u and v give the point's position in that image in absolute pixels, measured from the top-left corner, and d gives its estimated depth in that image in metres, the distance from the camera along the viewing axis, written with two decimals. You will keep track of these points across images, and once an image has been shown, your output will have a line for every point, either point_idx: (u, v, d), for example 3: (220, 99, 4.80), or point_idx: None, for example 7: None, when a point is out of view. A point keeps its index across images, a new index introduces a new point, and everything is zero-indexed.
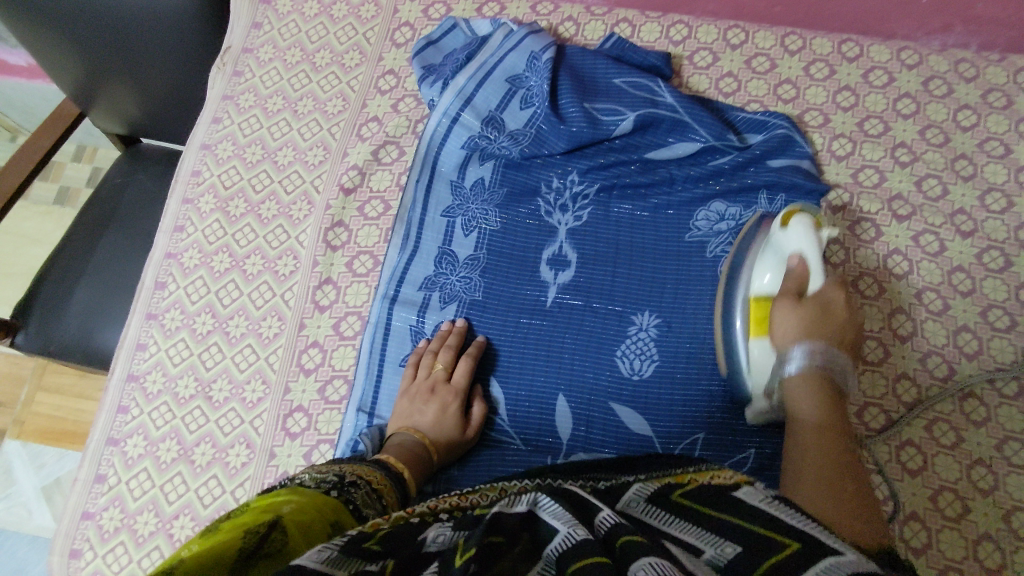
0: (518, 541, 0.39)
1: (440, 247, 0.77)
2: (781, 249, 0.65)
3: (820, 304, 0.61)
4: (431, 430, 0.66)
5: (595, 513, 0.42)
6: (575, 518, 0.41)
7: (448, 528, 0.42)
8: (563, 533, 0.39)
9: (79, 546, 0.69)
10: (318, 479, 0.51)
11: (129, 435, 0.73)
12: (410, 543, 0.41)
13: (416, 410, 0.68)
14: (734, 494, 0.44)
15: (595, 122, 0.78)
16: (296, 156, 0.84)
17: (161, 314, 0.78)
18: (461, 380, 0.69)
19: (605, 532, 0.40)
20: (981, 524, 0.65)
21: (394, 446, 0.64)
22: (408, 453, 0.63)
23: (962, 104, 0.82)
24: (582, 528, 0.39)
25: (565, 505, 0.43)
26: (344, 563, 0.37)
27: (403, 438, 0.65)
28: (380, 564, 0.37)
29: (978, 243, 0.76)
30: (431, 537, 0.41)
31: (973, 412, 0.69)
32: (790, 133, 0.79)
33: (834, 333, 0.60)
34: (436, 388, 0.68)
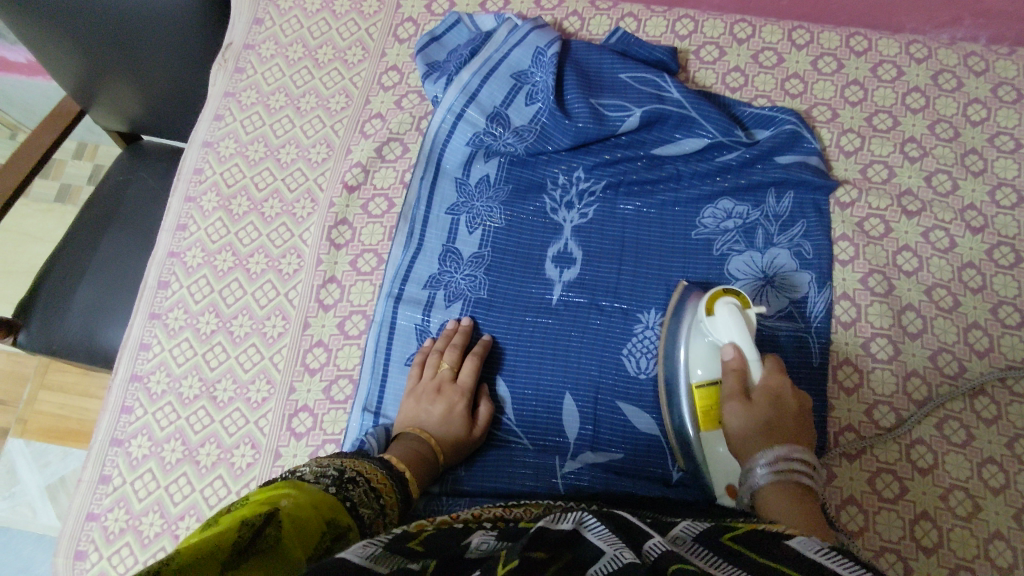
0: (563, 554, 0.40)
1: (445, 245, 0.76)
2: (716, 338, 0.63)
3: (771, 394, 0.59)
4: (436, 431, 0.65)
5: (642, 541, 0.43)
6: (621, 540, 0.42)
7: (493, 537, 0.44)
8: (609, 555, 0.39)
9: (85, 547, 0.69)
10: (319, 475, 0.50)
11: (134, 435, 0.72)
12: (454, 547, 0.42)
13: (422, 409, 0.67)
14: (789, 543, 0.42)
15: (601, 118, 0.77)
16: (299, 153, 0.83)
17: (164, 313, 0.77)
18: (468, 381, 0.69)
19: (654, 556, 0.40)
20: (992, 523, 0.65)
21: (399, 446, 0.63)
22: (413, 454, 0.62)
23: (971, 98, 0.81)
24: (628, 551, 0.40)
25: (611, 527, 0.44)
26: (385, 558, 0.38)
27: (408, 438, 0.64)
28: (422, 563, 0.39)
29: (988, 239, 0.75)
30: (475, 544, 0.43)
31: (984, 410, 0.69)
32: (799, 128, 0.78)
33: (774, 434, 0.56)
34: (442, 388, 0.68)
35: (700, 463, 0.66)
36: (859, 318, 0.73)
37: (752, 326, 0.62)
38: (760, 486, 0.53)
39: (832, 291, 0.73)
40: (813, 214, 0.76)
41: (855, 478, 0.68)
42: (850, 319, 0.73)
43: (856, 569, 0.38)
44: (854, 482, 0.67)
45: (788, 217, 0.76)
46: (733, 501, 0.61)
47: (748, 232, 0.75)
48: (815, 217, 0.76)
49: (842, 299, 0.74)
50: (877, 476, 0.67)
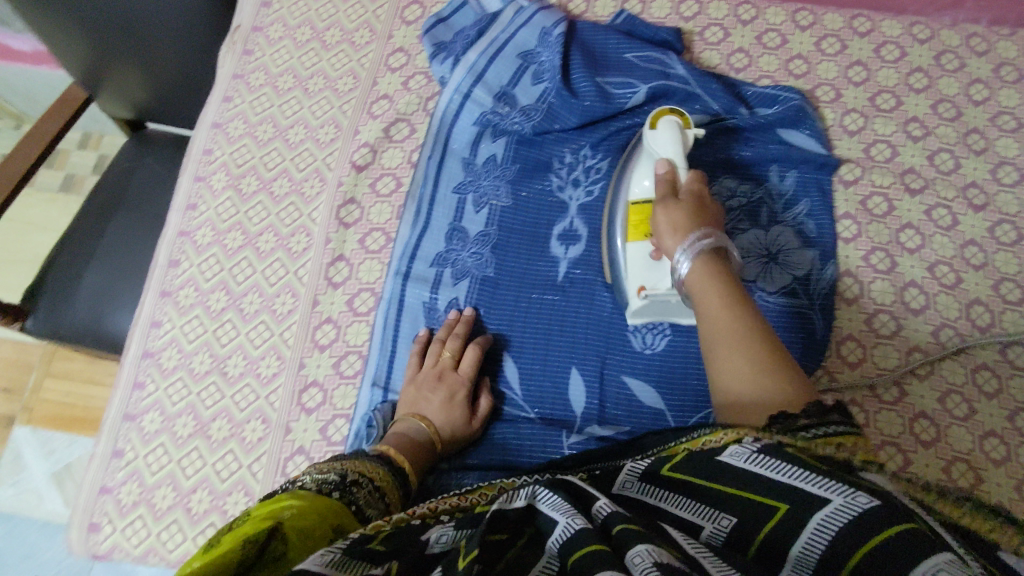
0: (519, 538, 0.41)
1: (452, 223, 0.77)
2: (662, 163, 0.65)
3: (694, 196, 0.61)
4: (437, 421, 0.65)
5: (591, 502, 0.42)
6: (573, 506, 0.41)
7: (452, 527, 0.43)
8: (561, 525, 0.39)
9: (98, 520, 0.69)
10: (320, 479, 0.50)
11: (145, 411, 0.73)
12: (411, 544, 0.41)
13: (421, 398, 0.67)
14: (721, 459, 0.42)
15: (607, 96, 0.78)
16: (307, 134, 0.84)
17: (175, 291, 0.78)
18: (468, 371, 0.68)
19: (602, 518, 0.39)
20: (994, 493, 0.66)
21: (401, 436, 0.63)
22: (413, 443, 0.62)
23: (974, 78, 0.82)
24: (580, 518, 0.39)
25: (563, 494, 0.43)
26: (348, 564, 0.37)
27: (408, 427, 0.64)
28: (384, 565, 0.38)
29: (990, 217, 0.76)
30: (434, 537, 0.42)
31: (985, 383, 0.70)
32: (803, 107, 0.79)
33: (711, 221, 0.59)
34: (442, 377, 0.68)
35: None
36: (862, 294, 0.74)
37: (689, 144, 0.67)
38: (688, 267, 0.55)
39: (837, 268, 0.74)
40: (817, 195, 0.77)
41: None
42: (854, 295, 0.74)
43: (793, 471, 0.39)
44: None
45: (791, 196, 0.77)
46: (641, 306, 0.66)
47: (752, 211, 0.76)
48: (818, 197, 0.77)
49: (845, 276, 0.75)
50: (881, 449, 0.68)
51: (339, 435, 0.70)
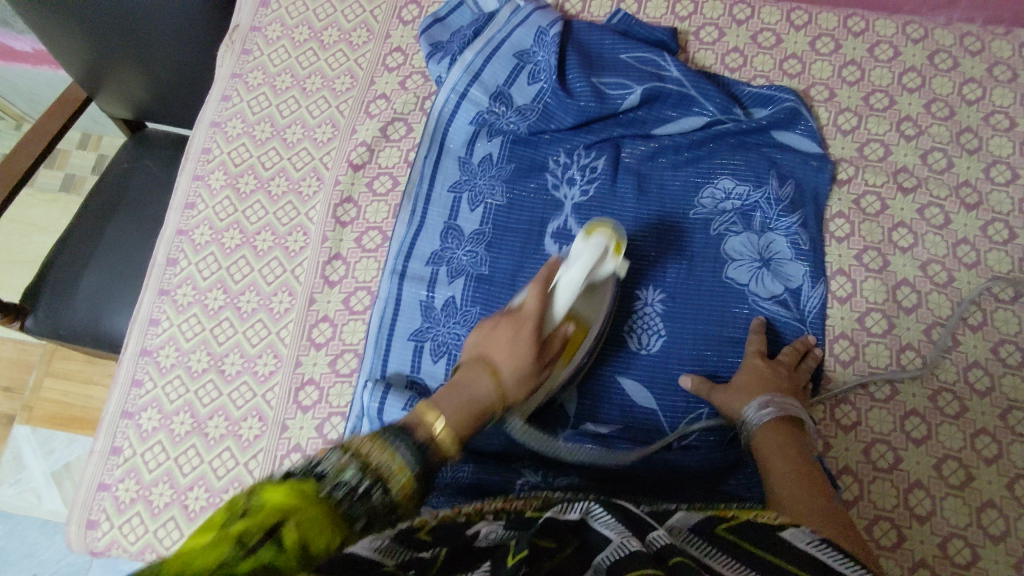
0: (570, 541, 0.44)
1: (447, 222, 0.77)
2: (596, 280, 0.66)
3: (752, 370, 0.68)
4: (508, 373, 0.62)
5: (647, 529, 0.45)
6: (628, 528, 0.44)
7: (501, 526, 0.46)
8: (617, 543, 0.42)
9: (96, 517, 0.70)
10: (339, 474, 0.46)
11: (143, 408, 0.74)
12: (463, 536, 0.44)
13: (496, 346, 0.64)
14: (782, 535, 0.47)
15: (602, 96, 0.79)
16: (304, 133, 0.84)
17: (173, 290, 0.79)
18: (545, 274, 0.65)
19: (658, 547, 0.43)
20: (985, 491, 0.66)
21: (460, 388, 0.61)
22: (468, 396, 0.60)
23: (967, 77, 0.83)
24: (634, 540, 0.42)
25: (617, 515, 0.46)
26: (395, 551, 0.40)
27: (471, 380, 0.62)
28: (432, 553, 0.41)
29: (982, 216, 0.76)
30: (483, 532, 0.45)
31: (977, 381, 0.70)
32: (797, 107, 0.79)
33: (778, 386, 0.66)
34: (513, 318, 0.65)
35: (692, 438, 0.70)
36: (855, 292, 0.75)
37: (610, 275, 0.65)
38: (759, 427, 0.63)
39: (827, 286, 0.74)
40: (812, 206, 0.77)
41: (850, 449, 0.69)
42: (847, 294, 0.75)
43: (843, 560, 0.45)
44: (849, 452, 0.69)
45: (788, 204, 0.76)
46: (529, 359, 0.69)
47: (746, 215, 0.76)
48: (812, 210, 0.77)
49: (837, 275, 0.75)
50: (872, 447, 0.69)
51: (336, 433, 0.71)
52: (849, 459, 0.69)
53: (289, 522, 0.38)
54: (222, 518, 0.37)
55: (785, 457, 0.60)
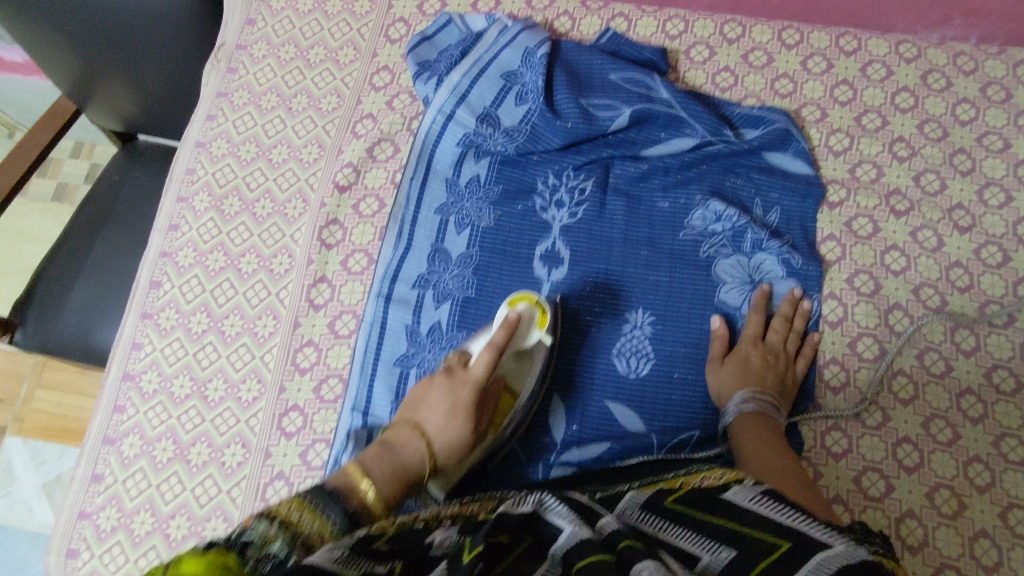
0: (523, 537, 0.46)
1: (434, 244, 0.76)
2: (523, 347, 0.67)
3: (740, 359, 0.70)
4: (437, 436, 0.60)
5: (596, 517, 0.48)
6: (580, 518, 0.47)
7: (454, 532, 0.45)
8: (569, 533, 0.45)
9: (76, 546, 0.69)
10: (265, 546, 0.45)
11: (125, 434, 0.73)
12: (415, 542, 0.44)
13: (426, 404, 0.62)
14: (725, 496, 0.51)
15: (590, 118, 0.78)
16: (290, 154, 0.84)
17: (156, 313, 0.78)
18: (498, 338, 0.63)
19: (609, 533, 0.46)
20: (978, 521, 0.65)
21: (391, 449, 0.59)
22: (399, 461, 0.58)
23: (960, 97, 0.82)
24: (587, 529, 0.45)
25: (569, 506, 0.48)
26: (356, 561, 0.40)
27: (401, 439, 0.60)
28: (389, 565, 0.41)
29: (975, 239, 0.76)
30: (437, 539, 0.44)
31: (970, 408, 0.69)
32: (789, 128, 0.79)
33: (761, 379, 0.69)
34: (451, 377, 0.63)
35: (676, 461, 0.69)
36: (846, 317, 0.74)
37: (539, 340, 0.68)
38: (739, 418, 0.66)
39: (819, 304, 0.74)
40: (800, 232, 0.76)
41: (841, 477, 0.68)
42: (838, 319, 0.74)
43: (783, 510, 0.49)
44: (840, 480, 0.68)
45: (775, 230, 0.76)
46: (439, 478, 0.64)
47: (736, 238, 0.75)
48: (800, 235, 0.76)
49: (829, 299, 0.75)
50: (863, 475, 0.68)
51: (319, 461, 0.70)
52: (839, 488, 0.68)
53: (233, 564, 0.38)
54: (156, 569, 0.36)
55: (762, 441, 0.63)
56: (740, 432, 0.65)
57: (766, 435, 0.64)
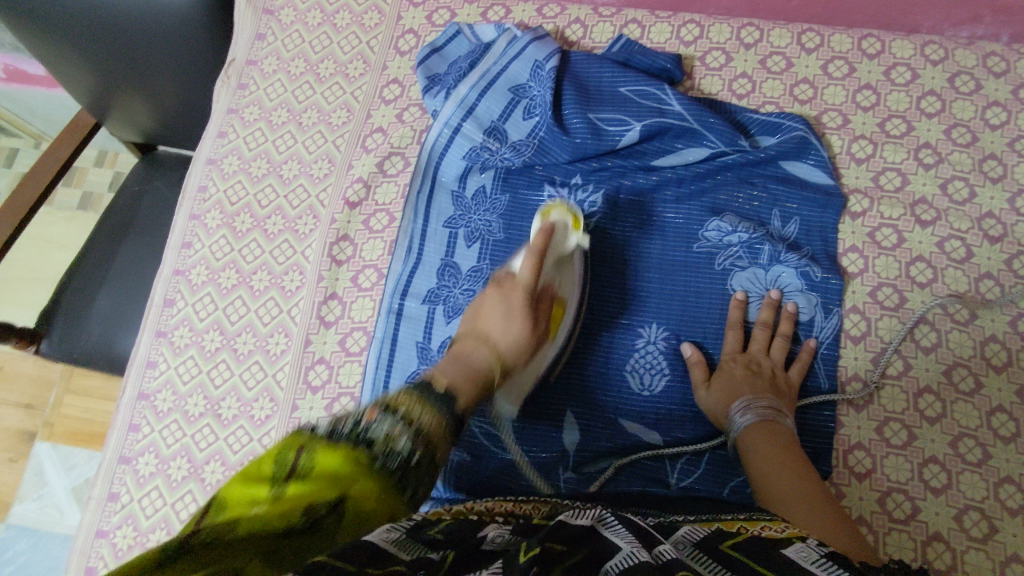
0: (579, 549, 0.41)
1: (444, 259, 0.76)
2: (563, 251, 0.71)
3: (725, 377, 0.68)
4: (502, 339, 0.64)
5: (655, 542, 0.43)
6: (638, 541, 0.42)
7: (508, 531, 0.43)
8: (626, 553, 0.39)
9: (94, 564, 0.70)
10: (390, 443, 0.45)
11: (141, 453, 0.74)
12: (469, 538, 0.41)
13: (484, 314, 0.66)
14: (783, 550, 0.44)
15: (599, 133, 0.76)
16: (301, 169, 0.83)
17: (170, 331, 0.78)
18: (538, 243, 0.66)
19: (665, 559, 0.39)
20: (1010, 545, 0.63)
21: (461, 357, 0.62)
22: (468, 364, 0.61)
23: (990, 100, 0.78)
24: (643, 550, 0.39)
25: (629, 528, 0.44)
26: (409, 544, 0.38)
27: (468, 350, 0.63)
28: (443, 552, 0.38)
29: (1006, 249, 0.72)
30: (490, 536, 0.42)
31: (1001, 427, 0.66)
32: (807, 135, 0.76)
33: (746, 387, 0.66)
34: (501, 290, 0.67)
35: (693, 483, 0.67)
36: (869, 332, 0.72)
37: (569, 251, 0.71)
38: (742, 433, 0.63)
39: (840, 318, 0.72)
40: (819, 243, 0.74)
41: (864, 498, 0.66)
42: (861, 334, 0.72)
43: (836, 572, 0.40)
44: (863, 502, 0.66)
45: (793, 242, 0.74)
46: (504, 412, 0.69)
47: (752, 249, 0.73)
48: (820, 247, 0.74)
49: (851, 313, 0.72)
50: (888, 497, 0.66)
51: None
52: (862, 510, 0.66)
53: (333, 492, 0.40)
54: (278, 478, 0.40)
55: (774, 457, 0.60)
56: (749, 446, 0.62)
57: (784, 451, 0.60)
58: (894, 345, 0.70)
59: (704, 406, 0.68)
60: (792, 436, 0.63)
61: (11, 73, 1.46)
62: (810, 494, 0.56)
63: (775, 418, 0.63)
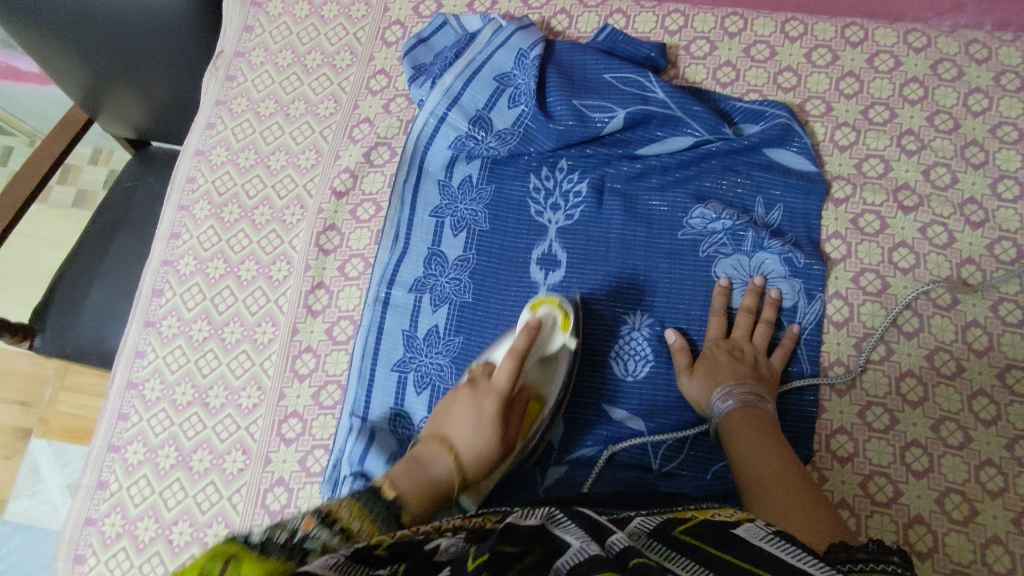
0: (534, 546, 0.41)
1: (430, 248, 0.76)
2: (547, 350, 0.68)
3: (708, 363, 0.68)
4: (467, 450, 0.61)
5: (607, 534, 0.44)
6: (588, 534, 0.43)
7: (459, 540, 0.43)
8: (577, 547, 0.40)
9: (83, 551, 0.70)
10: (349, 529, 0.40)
11: (130, 442, 0.74)
12: (421, 552, 0.41)
13: (453, 412, 0.63)
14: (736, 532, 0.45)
15: (584, 120, 0.76)
16: (288, 160, 0.84)
17: (158, 321, 0.79)
18: (517, 343, 0.64)
19: (619, 550, 0.41)
20: (990, 527, 0.63)
21: (420, 464, 0.59)
22: (426, 473, 0.58)
23: (972, 87, 0.79)
24: (594, 544, 0.41)
25: (578, 522, 0.45)
26: (349, 566, 0.37)
27: (429, 457, 0.60)
28: (391, 568, 0.38)
29: (989, 234, 0.73)
30: (442, 546, 0.42)
31: (982, 410, 0.67)
32: (791, 123, 0.76)
33: (729, 373, 0.66)
34: (474, 390, 0.64)
35: (673, 468, 0.68)
36: (851, 317, 0.72)
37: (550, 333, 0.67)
38: (723, 417, 0.64)
39: (824, 303, 0.72)
40: (803, 230, 0.75)
41: (847, 481, 0.67)
42: (843, 319, 0.72)
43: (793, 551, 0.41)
44: (846, 485, 0.66)
45: (777, 228, 0.75)
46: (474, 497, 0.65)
47: (736, 236, 0.74)
48: (804, 234, 0.75)
49: (834, 299, 0.73)
50: (870, 480, 0.66)
51: (318, 467, 0.70)
52: (845, 493, 0.66)
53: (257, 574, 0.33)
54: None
55: (753, 443, 0.60)
56: (730, 429, 0.62)
57: (766, 434, 0.61)
58: (877, 330, 0.71)
59: (688, 393, 0.68)
60: (774, 421, 0.63)
61: (5, 70, 1.46)
62: (784, 479, 0.56)
63: (757, 404, 0.63)
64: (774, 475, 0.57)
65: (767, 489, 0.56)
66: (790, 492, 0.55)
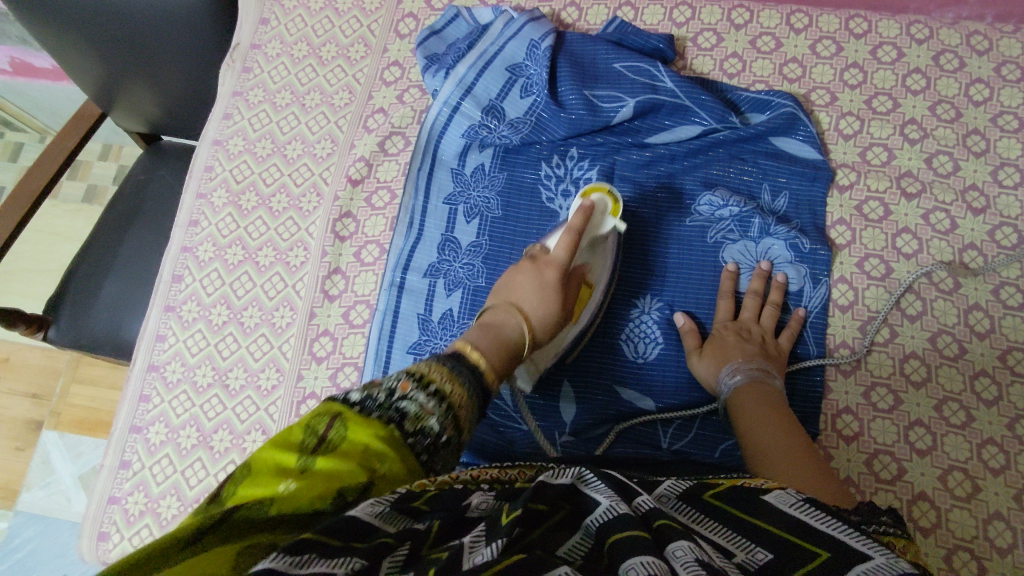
0: (560, 509, 0.43)
1: (444, 234, 0.78)
2: (598, 235, 0.70)
3: (716, 343, 0.70)
4: (535, 313, 0.62)
5: (634, 494, 0.44)
6: (616, 493, 0.43)
7: (492, 496, 0.43)
8: (605, 507, 0.41)
9: (107, 529, 0.72)
10: (418, 424, 0.44)
11: (151, 422, 0.76)
12: (453, 499, 0.42)
13: (516, 286, 0.64)
14: (765, 498, 0.45)
15: (595, 109, 0.79)
16: (304, 149, 0.86)
17: (178, 306, 0.80)
18: (575, 222, 0.65)
19: (644, 511, 0.42)
20: (992, 503, 0.65)
21: (493, 327, 0.59)
22: (499, 333, 0.58)
23: (974, 78, 0.81)
24: (623, 504, 0.41)
25: (608, 484, 0.45)
26: (393, 516, 0.38)
27: (501, 320, 0.60)
28: (428, 522, 0.39)
29: (990, 220, 0.75)
30: (475, 500, 0.42)
31: (984, 391, 0.69)
32: (796, 112, 0.78)
33: (737, 352, 0.68)
34: (534, 264, 0.65)
35: (683, 447, 0.70)
36: (856, 301, 0.74)
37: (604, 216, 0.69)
38: (732, 394, 0.65)
39: (829, 287, 0.74)
40: (808, 217, 0.77)
41: (852, 460, 0.68)
42: (848, 303, 0.74)
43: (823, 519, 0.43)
44: (851, 463, 0.68)
45: (782, 215, 0.77)
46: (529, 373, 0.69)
47: (743, 223, 0.76)
48: (809, 220, 0.76)
49: (839, 283, 0.75)
50: (875, 459, 0.68)
51: None
52: (850, 471, 0.68)
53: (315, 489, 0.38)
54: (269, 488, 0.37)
55: (762, 417, 0.62)
56: (740, 405, 0.64)
57: (775, 408, 0.63)
58: (881, 313, 0.73)
59: (697, 372, 0.70)
60: (782, 397, 0.65)
61: (18, 66, 1.46)
62: (795, 451, 0.58)
63: (765, 380, 0.65)
64: (784, 447, 0.58)
65: (778, 460, 0.57)
66: (802, 462, 0.56)
